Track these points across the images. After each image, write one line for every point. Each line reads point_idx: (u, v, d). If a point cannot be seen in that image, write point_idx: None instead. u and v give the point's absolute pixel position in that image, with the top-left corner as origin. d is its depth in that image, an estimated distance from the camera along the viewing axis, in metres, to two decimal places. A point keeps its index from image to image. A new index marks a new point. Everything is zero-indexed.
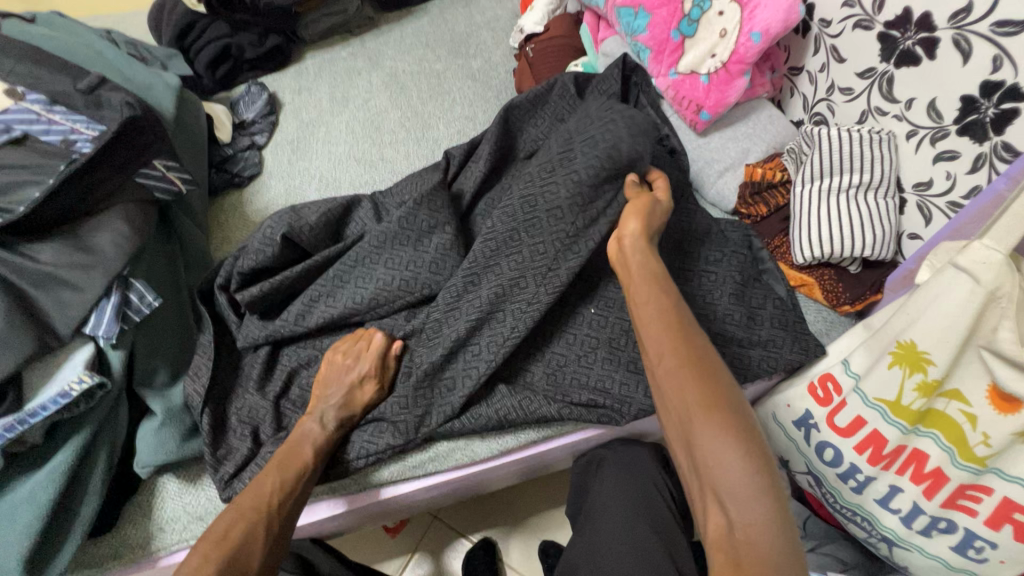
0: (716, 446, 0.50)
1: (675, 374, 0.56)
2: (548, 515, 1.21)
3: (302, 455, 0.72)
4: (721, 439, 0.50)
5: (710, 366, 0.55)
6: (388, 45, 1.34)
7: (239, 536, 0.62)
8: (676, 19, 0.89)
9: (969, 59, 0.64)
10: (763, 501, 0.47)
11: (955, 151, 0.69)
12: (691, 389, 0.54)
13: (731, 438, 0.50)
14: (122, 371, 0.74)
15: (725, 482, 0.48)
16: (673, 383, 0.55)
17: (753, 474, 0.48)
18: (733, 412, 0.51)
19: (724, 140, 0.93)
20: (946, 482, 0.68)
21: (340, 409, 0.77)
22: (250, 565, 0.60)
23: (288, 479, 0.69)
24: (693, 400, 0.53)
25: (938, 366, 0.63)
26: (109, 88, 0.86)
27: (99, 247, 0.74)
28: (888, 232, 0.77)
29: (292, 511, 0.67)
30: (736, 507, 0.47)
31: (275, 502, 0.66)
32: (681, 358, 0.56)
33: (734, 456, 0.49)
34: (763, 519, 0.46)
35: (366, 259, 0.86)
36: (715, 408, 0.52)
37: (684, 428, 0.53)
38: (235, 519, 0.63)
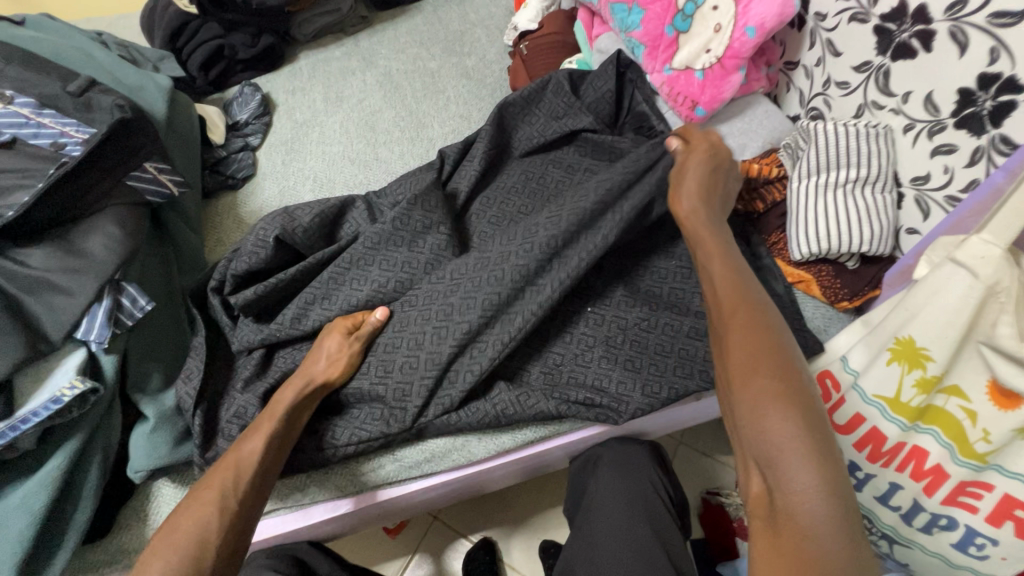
0: (762, 409, 0.47)
1: (729, 339, 0.54)
2: (549, 515, 1.21)
3: (262, 424, 0.70)
4: (768, 405, 0.47)
5: (768, 329, 0.52)
6: (382, 44, 1.33)
7: (193, 512, 0.60)
8: (670, 15, 0.88)
9: (965, 52, 0.64)
10: (815, 473, 0.44)
11: (953, 144, 0.68)
12: (741, 355, 0.52)
13: (779, 402, 0.47)
14: (115, 376, 0.73)
15: (769, 448, 0.46)
16: (726, 348, 0.53)
17: (800, 440, 0.45)
18: (783, 378, 0.48)
19: (719, 135, 0.92)
20: (946, 479, 0.67)
21: (300, 377, 0.76)
22: (211, 539, 0.58)
23: (245, 451, 0.67)
24: (742, 365, 0.51)
25: (937, 362, 0.62)
26: (99, 90, 0.86)
27: (90, 252, 0.73)
28: (886, 227, 0.76)
29: (253, 480, 0.65)
30: (779, 474, 0.45)
31: (233, 474, 0.64)
32: (737, 323, 0.54)
33: (782, 422, 0.46)
34: (811, 491, 0.43)
35: (361, 261, 0.85)
36: (761, 372, 0.49)
37: (730, 393, 0.51)
38: (195, 497, 0.62)
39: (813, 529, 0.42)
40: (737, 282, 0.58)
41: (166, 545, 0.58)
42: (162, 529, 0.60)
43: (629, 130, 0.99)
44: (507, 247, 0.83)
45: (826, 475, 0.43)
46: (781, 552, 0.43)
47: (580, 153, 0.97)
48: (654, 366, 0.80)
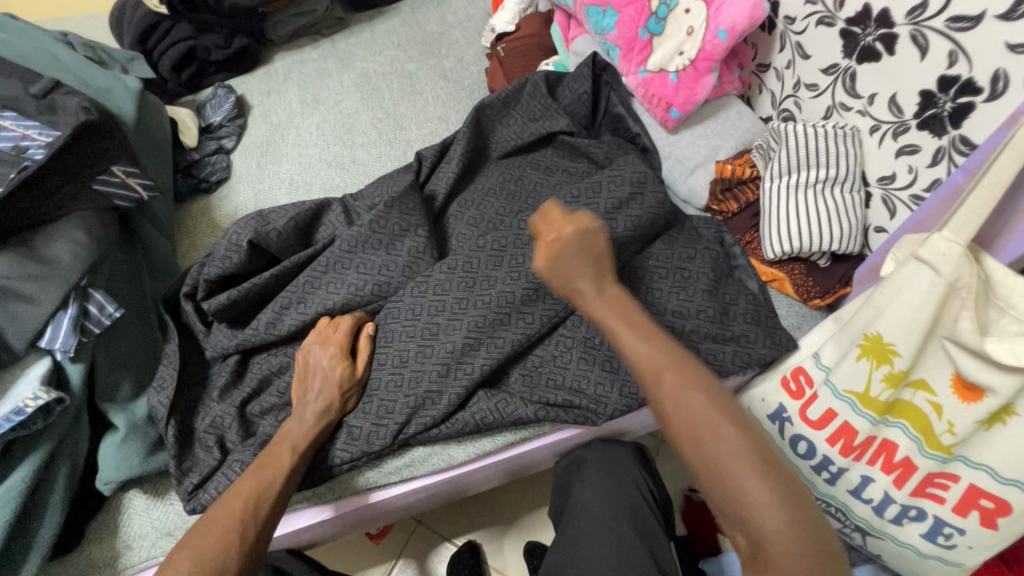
0: (726, 469, 0.45)
1: (672, 401, 0.48)
2: (533, 517, 1.20)
3: (281, 454, 0.70)
4: (741, 472, 0.44)
5: (692, 378, 0.49)
6: (359, 45, 1.32)
7: (213, 544, 0.58)
8: (643, 17, 0.89)
9: (926, 55, 0.65)
10: (801, 535, 0.43)
11: (916, 144, 0.70)
12: (694, 416, 0.47)
13: (747, 464, 0.45)
14: (82, 385, 0.71)
15: (752, 518, 0.44)
16: (665, 408, 0.49)
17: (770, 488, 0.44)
18: (742, 429, 0.47)
19: (694, 137, 0.93)
20: (915, 471, 0.69)
21: (316, 406, 0.75)
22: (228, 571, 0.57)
23: (266, 482, 0.66)
24: (700, 428, 0.47)
25: (903, 357, 0.64)
26: (64, 92, 0.84)
27: (54, 258, 0.71)
28: (855, 226, 0.78)
29: (272, 515, 0.64)
30: (768, 542, 0.43)
31: (254, 505, 0.64)
32: (670, 381, 0.49)
33: (759, 489, 0.44)
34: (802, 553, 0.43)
35: (338, 265, 0.84)
36: (714, 428, 0.47)
37: (690, 459, 0.47)
38: (212, 525, 0.60)
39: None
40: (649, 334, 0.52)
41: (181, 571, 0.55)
42: (174, 555, 0.58)
43: (606, 131, 1.00)
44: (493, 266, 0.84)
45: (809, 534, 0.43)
46: None
47: (559, 155, 0.98)
48: None
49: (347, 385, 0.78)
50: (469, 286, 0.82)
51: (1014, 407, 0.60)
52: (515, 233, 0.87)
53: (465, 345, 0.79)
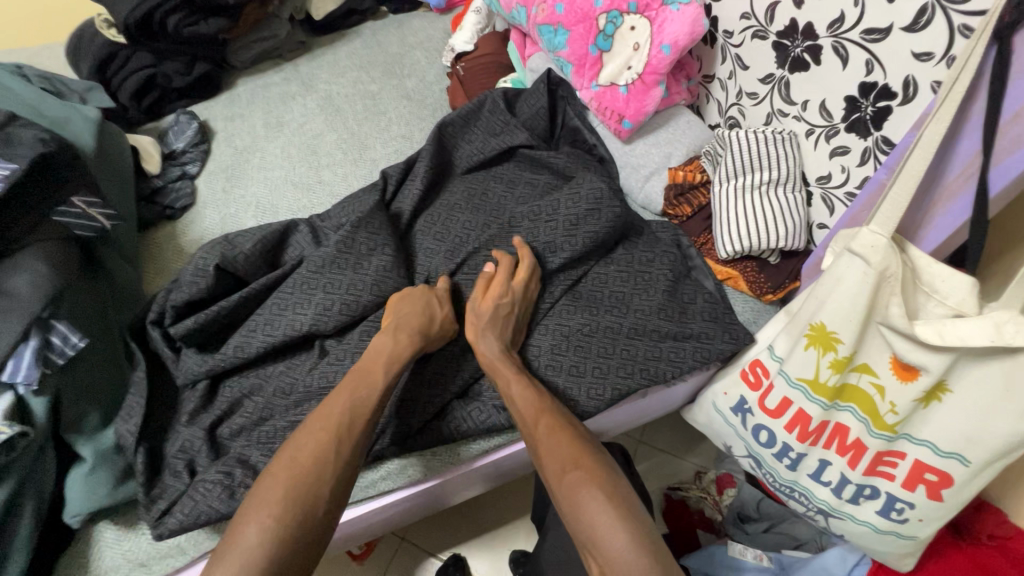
0: (584, 492, 0.64)
1: (545, 442, 0.70)
2: (513, 524, 1.22)
3: (376, 372, 0.75)
4: (586, 491, 0.64)
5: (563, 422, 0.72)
6: (322, 68, 1.34)
7: (309, 462, 0.65)
8: (592, 35, 0.93)
9: (847, 64, 0.71)
10: (629, 531, 0.60)
11: (846, 146, 0.75)
12: (558, 452, 0.69)
13: (590, 485, 0.65)
14: (47, 419, 0.70)
15: (596, 528, 0.61)
16: (542, 454, 0.70)
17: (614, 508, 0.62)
18: (596, 469, 0.67)
19: (648, 146, 0.97)
20: (866, 451, 0.73)
21: (415, 325, 0.79)
22: (320, 493, 0.64)
23: (358, 401, 0.72)
24: (562, 464, 0.68)
25: (846, 343, 0.68)
26: (20, 124, 0.83)
27: (15, 291, 0.71)
28: (799, 224, 0.83)
29: (363, 435, 0.70)
30: (604, 545, 0.60)
31: (348, 426, 0.70)
32: (543, 419, 0.72)
33: (598, 501, 0.63)
34: (628, 546, 0.59)
35: (305, 285, 0.85)
36: (578, 464, 0.67)
37: (558, 492, 0.66)
38: (308, 441, 0.67)
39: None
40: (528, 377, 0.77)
41: (283, 488, 0.63)
42: (274, 466, 0.66)
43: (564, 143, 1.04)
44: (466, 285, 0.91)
45: (636, 531, 0.61)
46: None
47: (521, 168, 1.01)
48: (598, 368, 0.83)
49: (442, 319, 0.82)
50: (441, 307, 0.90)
51: (947, 384, 0.65)
52: (478, 253, 0.92)
53: (442, 361, 0.86)
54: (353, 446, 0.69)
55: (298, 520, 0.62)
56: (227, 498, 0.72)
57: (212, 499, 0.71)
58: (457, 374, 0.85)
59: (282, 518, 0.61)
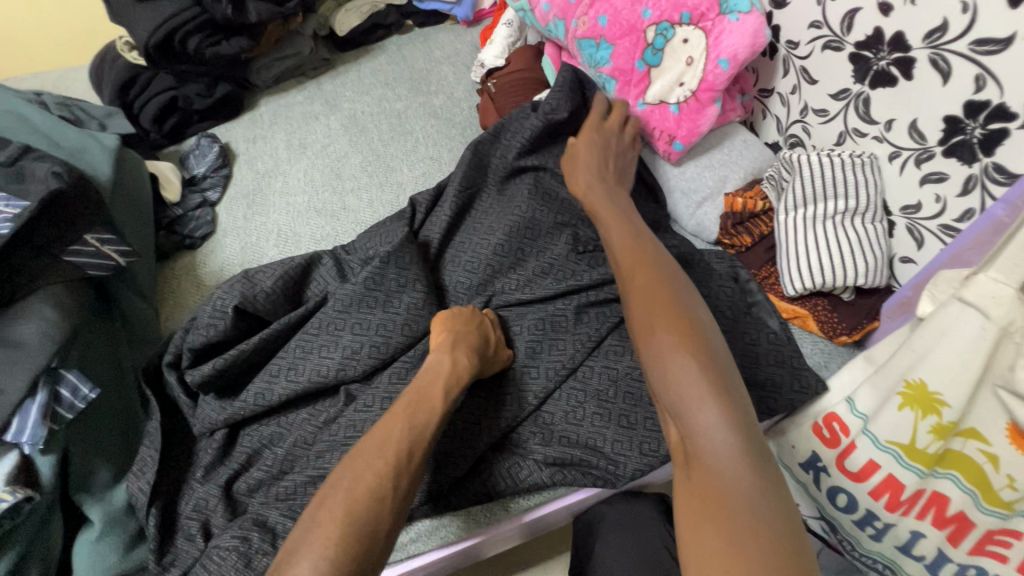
0: (670, 356, 0.54)
1: (641, 297, 0.62)
2: (549, 565, 1.08)
3: (434, 395, 0.66)
4: (679, 359, 0.53)
5: (666, 279, 0.63)
6: (346, 86, 1.29)
7: (368, 495, 0.55)
8: (640, 49, 0.84)
9: (949, 79, 0.61)
10: (725, 417, 0.49)
11: (943, 172, 0.65)
12: (657, 314, 0.58)
13: (686, 349, 0.54)
14: (54, 479, 0.65)
15: (682, 409, 0.51)
16: (635, 307, 0.61)
17: (698, 379, 0.52)
18: (689, 335, 0.55)
19: (700, 168, 0.89)
20: (972, 527, 0.63)
21: (474, 342, 0.74)
22: (379, 530, 0.54)
23: (417, 426, 0.62)
24: (657, 324, 0.57)
25: (953, 408, 0.58)
26: (33, 157, 0.79)
27: (22, 340, 0.66)
28: (880, 258, 0.73)
29: (421, 468, 0.60)
30: (690, 422, 0.50)
31: (407, 455, 0.59)
32: (645, 279, 0.63)
33: (690, 369, 0.53)
34: (720, 428, 0.49)
35: (330, 326, 0.78)
36: (669, 325, 0.57)
37: (648, 349, 0.57)
38: (364, 471, 0.57)
39: (725, 462, 0.48)
40: (639, 230, 0.72)
41: (340, 526, 0.52)
42: (326, 499, 0.55)
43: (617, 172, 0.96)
44: (505, 323, 0.84)
45: (732, 413, 0.50)
46: (700, 496, 0.47)
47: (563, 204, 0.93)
48: (651, 420, 0.75)
49: (496, 341, 0.77)
50: None
51: None
52: (516, 288, 0.85)
53: (477, 407, 0.77)
54: (412, 479, 0.58)
55: (355, 561, 0.51)
56: (243, 566, 0.65)
57: (226, 568, 0.64)
58: (494, 424, 0.76)
59: (340, 562, 0.50)
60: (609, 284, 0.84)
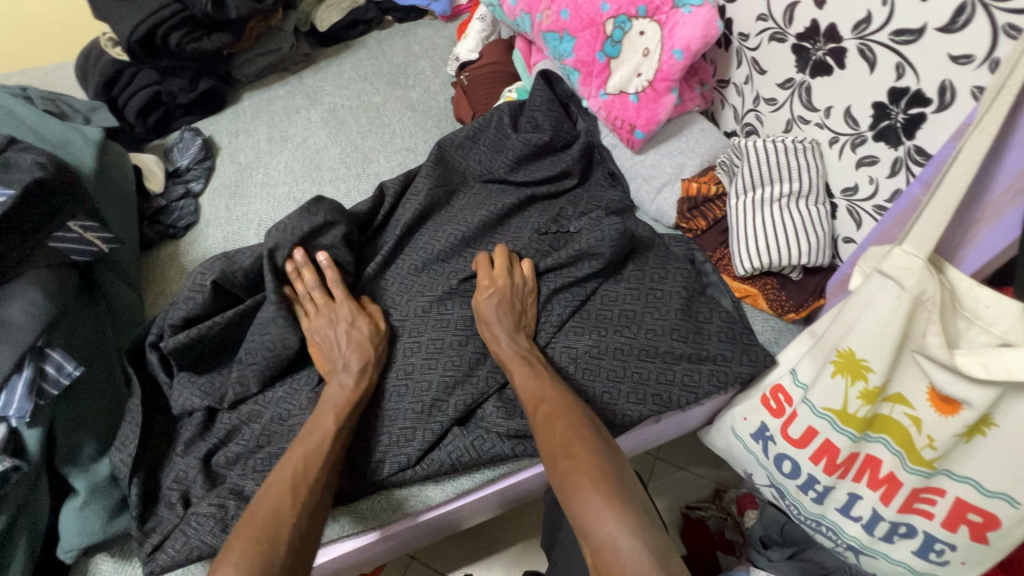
0: (580, 484, 0.63)
1: (548, 429, 0.69)
2: (529, 544, 1.20)
3: (324, 416, 0.73)
4: (587, 486, 0.62)
5: (567, 408, 0.70)
6: (326, 80, 1.32)
7: (267, 515, 0.63)
8: (599, 41, 0.88)
9: (875, 68, 0.66)
10: (636, 536, 0.58)
11: (874, 156, 0.70)
12: (563, 442, 0.67)
13: (591, 478, 0.63)
14: (40, 451, 0.69)
15: (591, 528, 0.60)
16: (547, 438, 0.68)
17: (608, 510, 0.60)
18: (595, 459, 0.65)
19: (659, 156, 0.93)
20: (900, 487, 0.67)
21: (353, 365, 0.77)
22: (278, 545, 0.61)
23: (312, 448, 0.70)
24: (564, 455, 0.66)
25: (877, 372, 0.63)
26: (18, 148, 0.82)
27: (8, 319, 0.70)
28: (823, 238, 0.77)
29: (320, 483, 0.68)
30: (607, 543, 0.58)
31: (302, 472, 0.67)
32: (547, 410, 0.70)
33: (600, 499, 0.61)
34: (626, 539, 0.58)
35: (285, 304, 0.81)
36: (576, 453, 0.65)
37: (561, 481, 0.65)
38: (269, 494, 0.65)
39: (627, 559, 0.56)
40: (540, 369, 0.76)
41: (242, 544, 0.60)
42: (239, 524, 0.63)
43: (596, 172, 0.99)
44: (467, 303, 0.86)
45: (633, 524, 0.59)
46: None
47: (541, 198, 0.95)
48: (607, 394, 0.78)
49: (376, 345, 0.81)
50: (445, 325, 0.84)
51: (992, 419, 0.59)
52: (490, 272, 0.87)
53: (443, 385, 0.79)
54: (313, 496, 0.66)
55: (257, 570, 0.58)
56: (220, 532, 0.69)
57: (204, 534, 0.68)
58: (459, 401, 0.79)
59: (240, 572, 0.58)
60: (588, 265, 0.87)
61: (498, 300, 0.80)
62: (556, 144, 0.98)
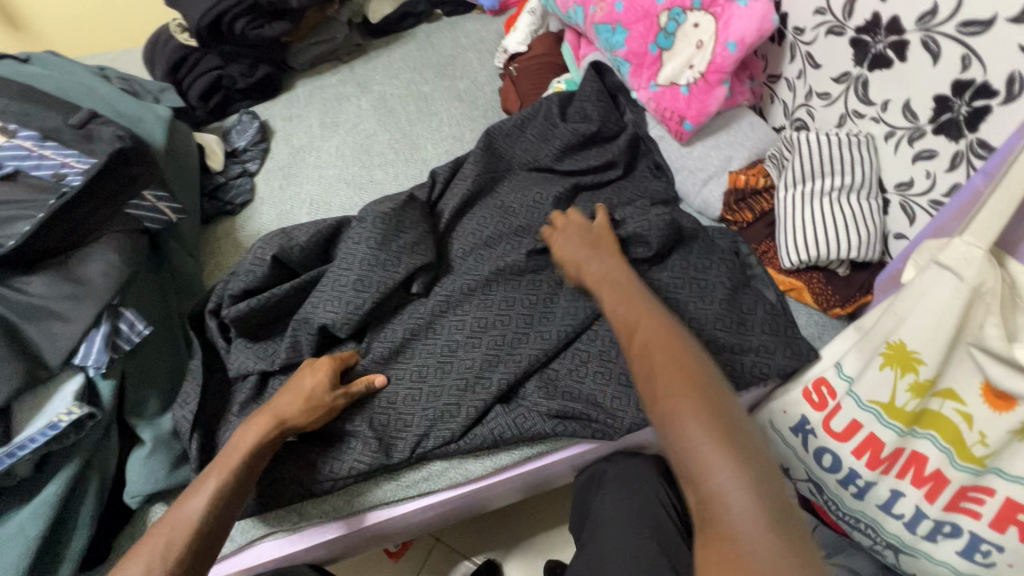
0: (682, 415, 0.51)
1: (644, 360, 0.58)
2: (554, 533, 1.21)
3: (226, 474, 0.66)
4: (691, 418, 0.51)
5: (669, 334, 0.59)
6: (377, 70, 1.37)
7: None
8: (652, 33, 0.89)
9: (938, 60, 0.66)
10: (750, 485, 0.46)
11: (933, 150, 0.70)
12: (661, 374, 0.55)
13: (699, 408, 0.51)
14: (112, 401, 0.73)
15: (694, 467, 0.48)
16: (646, 362, 0.58)
17: (716, 448, 0.48)
18: (704, 389, 0.53)
19: (707, 148, 0.93)
20: (947, 484, 0.67)
21: (280, 410, 0.72)
22: None
23: (195, 510, 0.62)
24: (663, 386, 0.54)
25: (929, 365, 0.62)
26: (100, 122, 0.88)
27: (87, 277, 0.74)
28: (874, 233, 0.77)
29: (191, 558, 0.59)
30: (711, 489, 0.47)
31: (178, 541, 0.60)
32: (646, 335, 0.60)
33: (705, 433, 0.49)
34: (738, 488, 0.46)
35: (335, 281, 0.84)
36: (681, 380, 0.54)
37: (659, 409, 0.54)
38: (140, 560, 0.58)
39: (738, 511, 0.45)
40: (638, 297, 0.67)
41: None
42: None
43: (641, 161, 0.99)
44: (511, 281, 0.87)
45: (747, 470, 0.47)
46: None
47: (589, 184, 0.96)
48: None
49: (318, 400, 0.74)
50: (490, 305, 0.86)
51: None
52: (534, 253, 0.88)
53: (484, 362, 0.82)
54: (187, 547, 0.60)
55: None
56: None
57: None
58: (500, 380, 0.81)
59: None
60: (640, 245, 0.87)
61: (569, 240, 0.81)
62: (603, 135, 1.00)
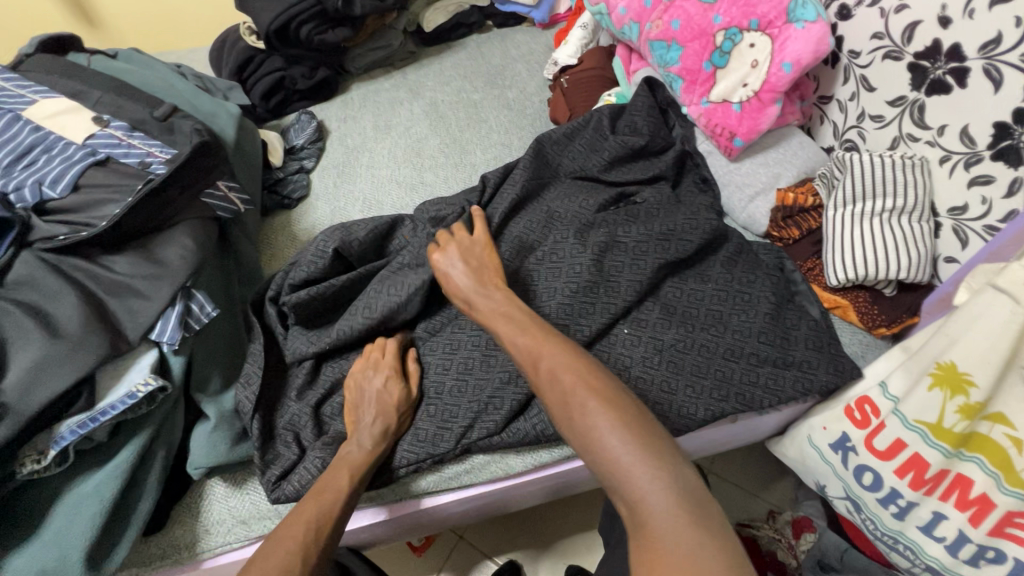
0: (598, 432, 0.56)
1: (552, 385, 0.62)
2: (577, 539, 1.22)
3: (343, 473, 0.72)
4: (608, 434, 0.55)
5: (573, 356, 0.64)
6: (429, 76, 1.42)
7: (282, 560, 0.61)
8: (707, 51, 0.93)
9: (1000, 87, 0.67)
10: (665, 486, 0.51)
11: (990, 175, 0.71)
12: (569, 394, 0.60)
13: (611, 424, 0.56)
14: (181, 376, 0.78)
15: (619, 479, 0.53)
16: (553, 392, 0.61)
17: (632, 456, 0.53)
18: (615, 403, 0.58)
19: (755, 166, 0.95)
20: (993, 509, 0.66)
21: (376, 426, 0.78)
22: None
23: (328, 501, 0.69)
24: (577, 406, 0.59)
25: (980, 388, 0.64)
26: (181, 116, 0.94)
27: (167, 260, 0.80)
28: (925, 255, 0.77)
29: (330, 543, 0.66)
30: (634, 495, 0.51)
31: (318, 524, 0.66)
32: (547, 362, 0.63)
33: (621, 444, 0.54)
34: (657, 491, 0.51)
35: (395, 274, 0.89)
36: (594, 399, 0.58)
37: (576, 434, 0.58)
38: (284, 541, 0.63)
39: (659, 511, 0.50)
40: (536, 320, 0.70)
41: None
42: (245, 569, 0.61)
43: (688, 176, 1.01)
44: (554, 268, 0.86)
45: (663, 473, 0.52)
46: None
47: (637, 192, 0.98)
48: (690, 386, 0.79)
49: (402, 407, 0.80)
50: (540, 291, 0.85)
51: None
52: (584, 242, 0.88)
53: None
54: (329, 536, 0.66)
55: None
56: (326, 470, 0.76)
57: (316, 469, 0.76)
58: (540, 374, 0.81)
59: None
60: (693, 243, 0.87)
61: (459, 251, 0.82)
62: (652, 149, 1.02)
